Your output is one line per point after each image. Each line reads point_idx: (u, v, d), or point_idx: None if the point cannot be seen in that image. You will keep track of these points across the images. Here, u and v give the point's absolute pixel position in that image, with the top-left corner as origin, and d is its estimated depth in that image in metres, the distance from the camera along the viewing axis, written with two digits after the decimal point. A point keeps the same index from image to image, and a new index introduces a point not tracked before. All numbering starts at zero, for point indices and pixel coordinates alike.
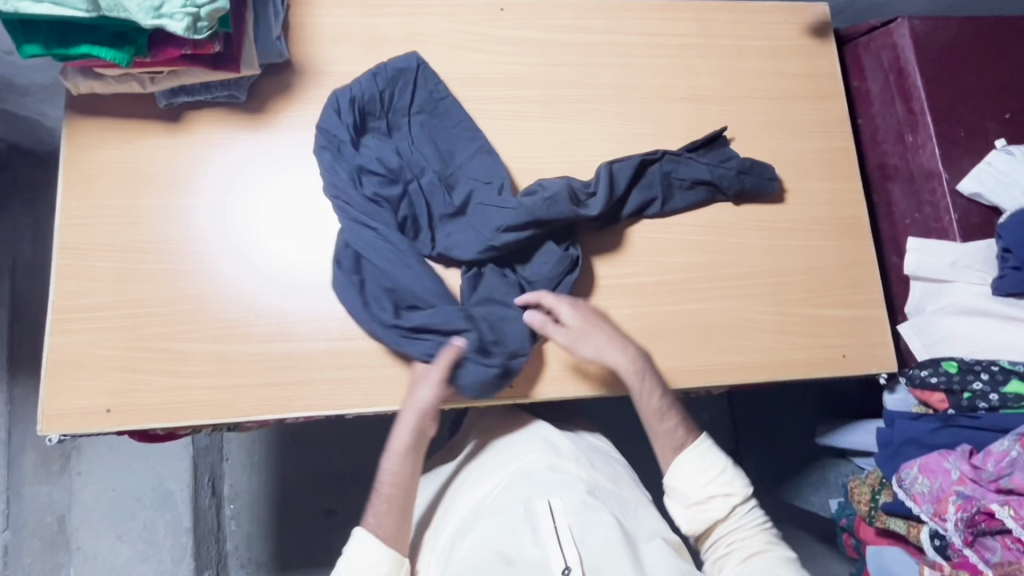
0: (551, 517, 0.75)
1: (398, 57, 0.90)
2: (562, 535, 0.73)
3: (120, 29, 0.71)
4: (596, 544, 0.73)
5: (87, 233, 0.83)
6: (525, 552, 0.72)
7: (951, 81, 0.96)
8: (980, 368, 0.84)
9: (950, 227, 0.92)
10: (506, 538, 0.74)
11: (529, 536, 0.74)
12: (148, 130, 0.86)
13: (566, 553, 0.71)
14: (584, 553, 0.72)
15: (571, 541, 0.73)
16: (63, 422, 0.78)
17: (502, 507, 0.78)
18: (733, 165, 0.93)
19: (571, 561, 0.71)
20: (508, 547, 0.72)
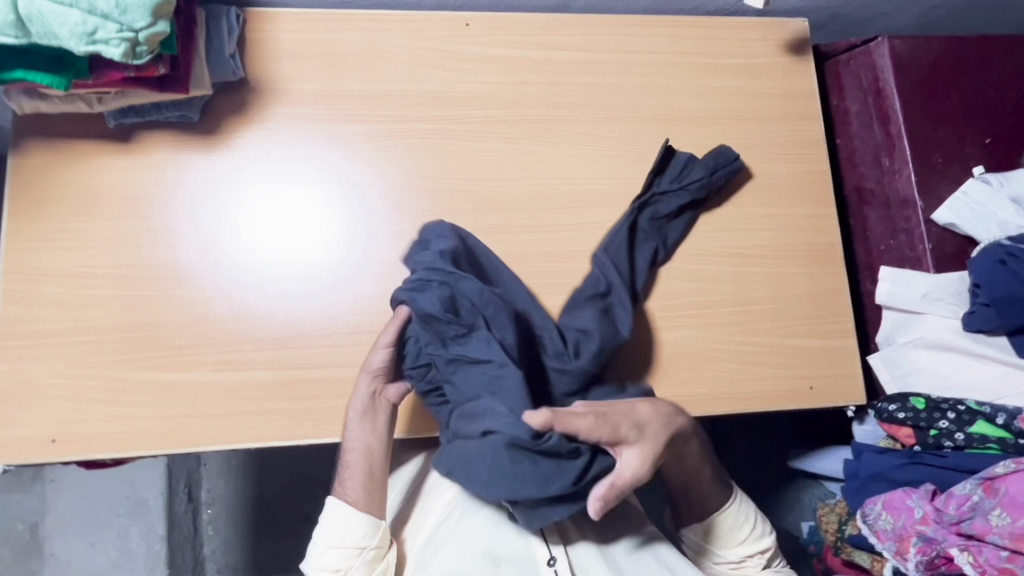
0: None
1: (434, 224, 0.83)
2: (548, 535, 0.77)
3: (57, 53, 0.69)
4: (578, 543, 0.78)
5: (33, 257, 0.81)
6: (510, 547, 0.76)
7: (931, 105, 0.93)
8: (947, 407, 0.82)
9: (924, 256, 0.90)
10: (490, 535, 0.77)
11: (517, 535, 0.77)
12: (99, 151, 0.84)
13: (552, 547, 0.76)
14: (569, 549, 0.77)
15: (555, 536, 0.77)
16: (8, 452, 0.77)
17: (485, 503, 0.79)
18: (704, 163, 0.91)
19: (555, 552, 0.76)
20: (496, 546, 0.76)
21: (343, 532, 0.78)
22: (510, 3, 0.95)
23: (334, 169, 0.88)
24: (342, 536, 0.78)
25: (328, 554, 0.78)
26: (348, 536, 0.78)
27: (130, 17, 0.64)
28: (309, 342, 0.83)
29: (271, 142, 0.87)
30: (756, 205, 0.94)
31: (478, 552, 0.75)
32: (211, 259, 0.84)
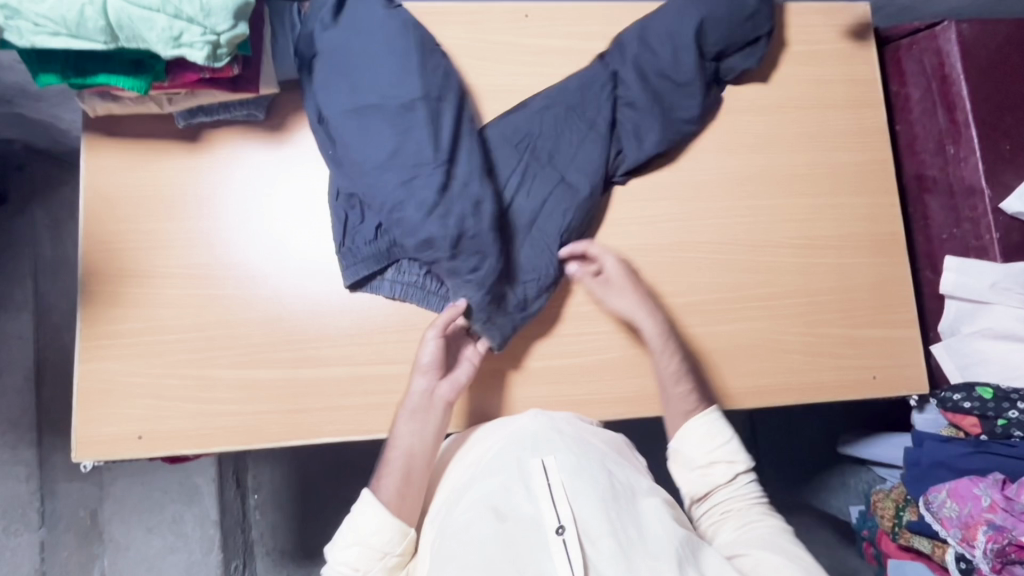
0: (543, 474, 0.69)
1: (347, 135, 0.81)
2: (557, 492, 0.67)
3: (137, 56, 0.69)
4: (591, 507, 0.66)
5: (110, 258, 0.83)
6: (517, 508, 0.66)
7: (998, 90, 0.91)
8: (1016, 397, 0.84)
9: (990, 245, 0.89)
10: (497, 493, 0.67)
11: (524, 492, 0.67)
12: (168, 150, 0.85)
13: (560, 511, 0.65)
14: (578, 510, 0.66)
15: (566, 499, 0.66)
16: (97, 448, 0.80)
17: (494, 464, 0.71)
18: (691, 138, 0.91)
19: (564, 517, 0.64)
20: (500, 500, 0.67)
21: (371, 520, 0.72)
22: None
23: None
24: (362, 533, 0.72)
25: (351, 550, 0.72)
26: (372, 533, 0.72)
27: (214, 20, 0.64)
28: (379, 338, 0.85)
29: None
30: (818, 195, 0.93)
31: (479, 504, 0.66)
32: (279, 257, 0.85)
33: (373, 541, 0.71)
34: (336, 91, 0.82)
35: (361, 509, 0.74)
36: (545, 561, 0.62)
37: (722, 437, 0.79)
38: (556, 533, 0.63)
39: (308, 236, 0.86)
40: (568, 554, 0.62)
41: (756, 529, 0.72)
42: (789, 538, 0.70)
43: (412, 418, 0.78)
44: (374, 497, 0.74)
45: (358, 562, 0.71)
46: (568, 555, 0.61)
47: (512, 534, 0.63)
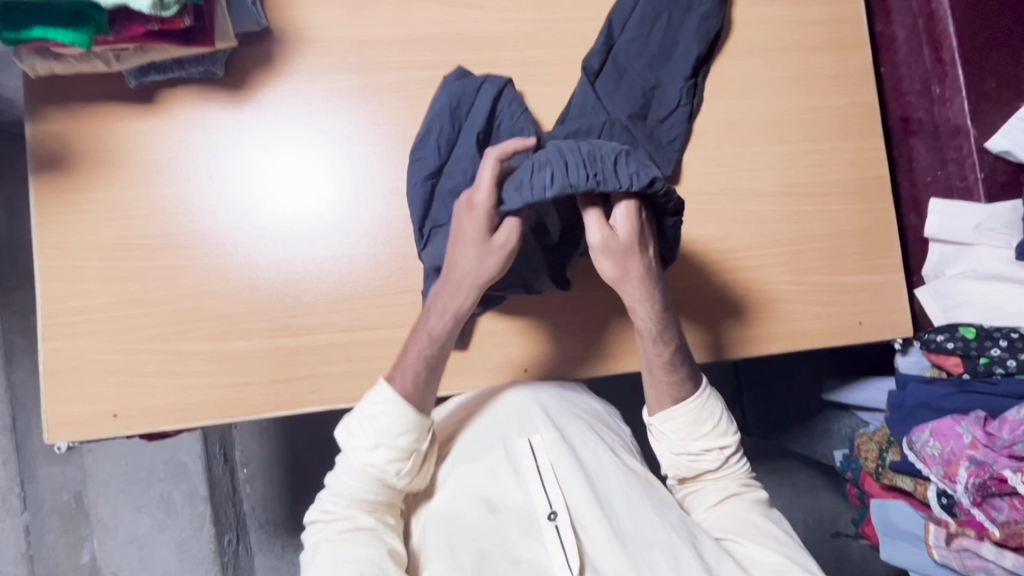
0: (531, 456, 0.73)
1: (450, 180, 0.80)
2: (546, 476, 0.72)
3: (76, 6, 0.63)
4: (580, 493, 0.70)
5: (66, 232, 0.78)
6: (509, 496, 0.71)
7: (986, 27, 0.88)
8: (999, 335, 0.85)
9: (975, 186, 0.89)
10: (488, 482, 0.72)
11: (516, 480, 0.72)
12: (120, 113, 0.79)
13: (551, 498, 0.70)
14: (570, 495, 0.70)
15: (556, 482, 0.71)
16: (71, 429, 0.77)
17: (480, 447, 0.75)
18: (681, 118, 0.87)
19: (557, 504, 0.69)
20: (492, 492, 0.71)
21: (394, 424, 0.69)
22: None
23: (363, 123, 0.83)
24: (388, 434, 0.69)
25: (377, 449, 0.69)
26: (396, 438, 0.69)
27: None
28: (358, 304, 0.82)
29: (297, 98, 0.82)
30: (804, 140, 0.91)
31: (471, 496, 0.72)
32: (251, 224, 0.81)
33: (398, 443, 0.69)
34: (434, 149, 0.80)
35: (383, 409, 0.69)
36: (539, 547, 0.68)
37: (707, 418, 0.76)
38: (549, 520, 0.69)
39: (280, 201, 0.81)
40: (560, 539, 0.67)
41: (732, 511, 0.75)
42: (759, 513, 0.75)
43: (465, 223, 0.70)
44: (394, 394, 0.70)
45: (383, 461, 0.69)
46: (561, 541, 0.67)
47: (508, 524, 0.69)
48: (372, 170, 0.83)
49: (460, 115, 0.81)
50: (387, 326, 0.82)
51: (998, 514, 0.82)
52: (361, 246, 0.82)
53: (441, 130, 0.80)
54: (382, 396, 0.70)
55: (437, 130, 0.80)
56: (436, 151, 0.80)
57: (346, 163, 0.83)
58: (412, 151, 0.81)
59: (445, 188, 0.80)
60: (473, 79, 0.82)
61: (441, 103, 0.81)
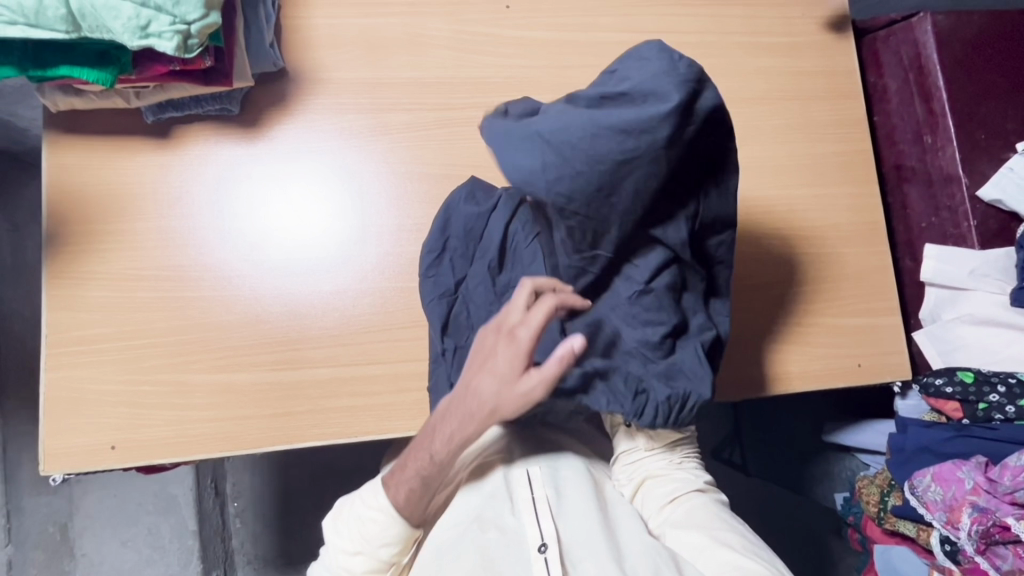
0: (527, 486, 0.70)
1: (428, 287, 0.78)
2: (540, 508, 0.67)
3: (102, 47, 0.66)
4: (573, 526, 0.66)
5: (76, 263, 0.79)
6: (501, 521, 0.67)
7: (972, 81, 0.92)
8: (997, 380, 0.85)
9: (968, 233, 0.91)
10: (483, 505, 0.69)
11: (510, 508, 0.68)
12: (137, 147, 0.81)
13: (542, 528, 0.65)
14: (562, 529, 0.66)
15: (549, 514, 0.67)
16: (68, 461, 0.76)
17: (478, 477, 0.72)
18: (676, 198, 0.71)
19: (548, 536, 0.64)
20: (487, 512, 0.68)
21: (382, 531, 0.67)
22: None
23: (373, 161, 0.85)
24: (371, 542, 0.68)
25: (358, 555, 0.68)
26: (381, 546, 0.68)
27: (184, 8, 0.61)
28: (360, 339, 0.82)
29: (307, 136, 0.84)
30: (802, 185, 0.94)
31: (466, 519, 0.68)
32: (258, 257, 0.82)
33: (378, 553, 0.68)
34: (439, 265, 0.78)
35: (376, 514, 0.67)
36: None
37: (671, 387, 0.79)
38: (538, 552, 0.63)
39: (287, 234, 0.83)
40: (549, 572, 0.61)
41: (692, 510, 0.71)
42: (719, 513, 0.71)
43: (501, 327, 0.67)
44: (386, 501, 0.67)
45: (363, 569, 0.69)
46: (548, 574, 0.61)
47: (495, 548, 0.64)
48: (379, 207, 0.85)
49: (477, 243, 0.78)
50: (390, 361, 0.82)
51: (1003, 563, 0.81)
52: (365, 282, 0.83)
53: (454, 250, 0.78)
54: (376, 501, 0.68)
55: (451, 252, 0.79)
56: (452, 272, 0.78)
57: (352, 202, 0.84)
58: (426, 269, 0.78)
59: (461, 320, 0.77)
60: (487, 198, 0.80)
61: (458, 228, 0.79)
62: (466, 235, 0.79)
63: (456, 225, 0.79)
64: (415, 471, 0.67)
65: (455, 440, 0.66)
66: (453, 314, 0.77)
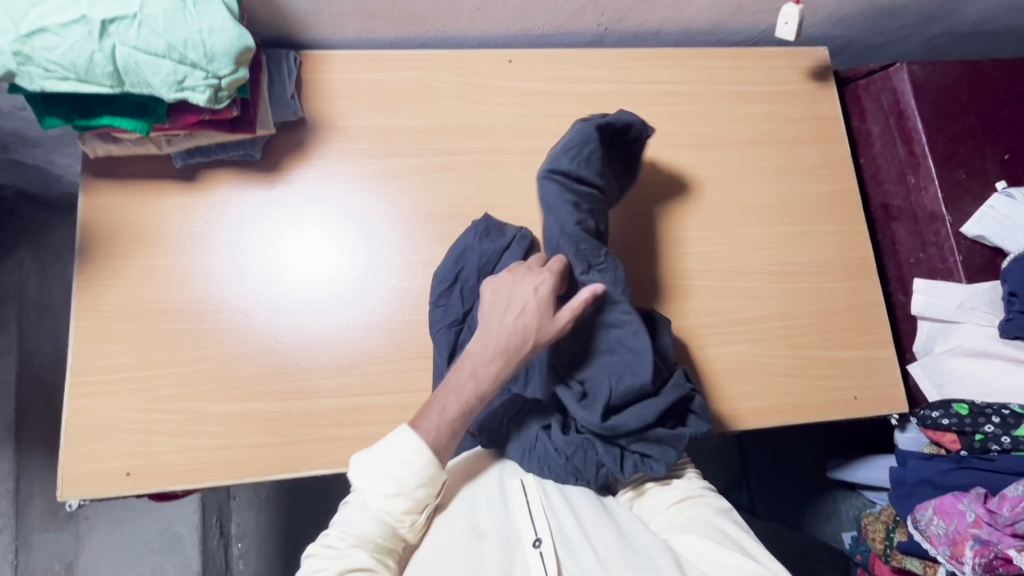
0: (521, 492, 0.74)
1: (434, 313, 0.82)
2: (534, 509, 0.72)
3: (141, 99, 0.72)
4: (567, 525, 0.71)
5: (104, 295, 0.84)
6: (497, 524, 0.71)
7: (949, 126, 0.98)
8: (991, 411, 0.86)
9: (955, 268, 0.94)
10: (478, 510, 0.73)
11: (504, 512, 0.73)
12: (165, 189, 0.87)
13: (536, 525, 0.71)
14: (556, 526, 0.71)
15: (544, 512, 0.72)
16: (84, 486, 0.79)
17: (475, 483, 0.77)
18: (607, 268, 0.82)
19: (543, 532, 0.70)
20: (481, 517, 0.72)
21: (412, 472, 0.68)
22: (550, 39, 1.00)
23: (384, 203, 0.91)
24: (404, 482, 0.68)
25: (391, 490, 0.68)
26: (413, 487, 0.68)
27: (217, 65, 0.68)
28: (366, 370, 0.86)
29: (325, 181, 0.91)
30: (793, 223, 0.98)
31: (460, 523, 0.72)
32: (273, 294, 0.86)
33: (413, 493, 0.68)
34: (449, 295, 0.83)
35: (405, 457, 0.68)
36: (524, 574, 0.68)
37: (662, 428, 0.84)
38: (533, 547, 0.69)
39: (302, 271, 0.88)
40: (544, 566, 0.67)
41: (694, 514, 0.75)
42: (719, 517, 0.74)
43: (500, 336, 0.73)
44: (421, 443, 0.69)
45: (401, 509, 0.68)
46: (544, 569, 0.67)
47: (493, 550, 0.69)
48: (388, 245, 0.90)
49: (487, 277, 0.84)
50: (395, 391, 0.85)
51: None
52: (373, 316, 0.87)
53: (466, 282, 0.83)
54: (411, 443, 0.69)
55: (462, 283, 0.83)
56: (460, 303, 0.83)
57: (364, 241, 0.90)
58: (436, 298, 0.83)
59: (465, 350, 0.82)
60: (500, 236, 0.85)
61: (471, 268, 0.83)
62: (483, 273, 0.84)
63: (469, 262, 0.83)
64: (446, 413, 0.71)
65: (480, 379, 0.72)
66: (459, 343, 0.82)
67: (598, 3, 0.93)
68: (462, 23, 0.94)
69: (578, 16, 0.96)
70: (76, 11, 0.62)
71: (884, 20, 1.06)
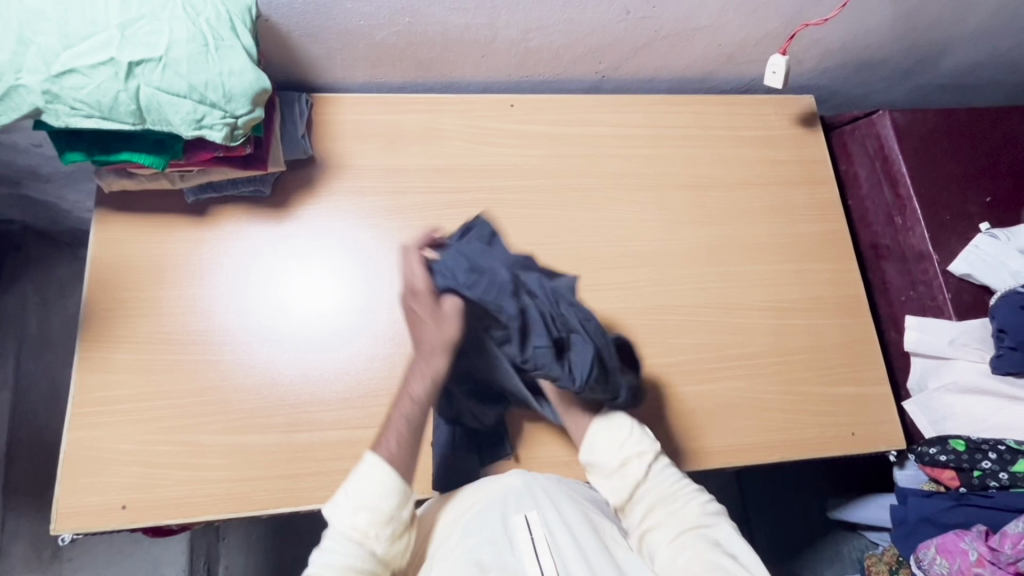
0: (527, 529, 0.72)
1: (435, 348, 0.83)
2: (541, 547, 0.70)
3: (159, 137, 0.75)
4: (574, 565, 0.68)
5: (110, 326, 0.85)
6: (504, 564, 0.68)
7: (932, 170, 1.02)
8: (987, 447, 0.87)
9: (944, 305, 0.96)
10: (483, 547, 0.69)
11: (509, 548, 0.70)
12: (176, 223, 0.90)
13: (543, 564, 0.68)
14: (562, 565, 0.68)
15: (549, 551, 0.69)
16: (77, 520, 0.77)
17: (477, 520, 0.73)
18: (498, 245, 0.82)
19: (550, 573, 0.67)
20: (485, 553, 0.68)
21: (376, 492, 0.67)
22: (551, 85, 1.05)
23: (389, 239, 0.93)
24: (371, 499, 0.67)
25: (359, 514, 0.67)
26: (379, 500, 0.67)
27: (235, 105, 0.71)
28: (367, 404, 0.86)
29: (330, 216, 0.93)
30: (786, 260, 1.01)
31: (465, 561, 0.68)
32: (278, 326, 0.88)
33: (378, 506, 0.67)
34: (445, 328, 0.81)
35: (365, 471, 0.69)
36: None
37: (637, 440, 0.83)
38: None
39: (306, 304, 0.89)
40: None
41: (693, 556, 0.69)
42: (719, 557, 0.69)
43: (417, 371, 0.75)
44: (381, 462, 0.69)
45: (367, 531, 0.66)
46: None
47: None
48: (391, 279, 0.92)
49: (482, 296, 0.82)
50: None
51: None
52: (374, 348, 0.88)
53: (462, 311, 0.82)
54: (372, 468, 0.69)
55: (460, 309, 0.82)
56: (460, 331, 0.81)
57: (367, 275, 0.92)
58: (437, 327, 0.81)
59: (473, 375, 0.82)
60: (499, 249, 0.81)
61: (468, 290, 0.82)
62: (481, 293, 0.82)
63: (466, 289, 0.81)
64: (396, 438, 0.71)
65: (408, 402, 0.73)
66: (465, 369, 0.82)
67: (596, 52, 0.98)
68: (467, 69, 0.99)
69: (577, 64, 1.01)
70: (106, 54, 0.66)
71: (867, 71, 1.11)
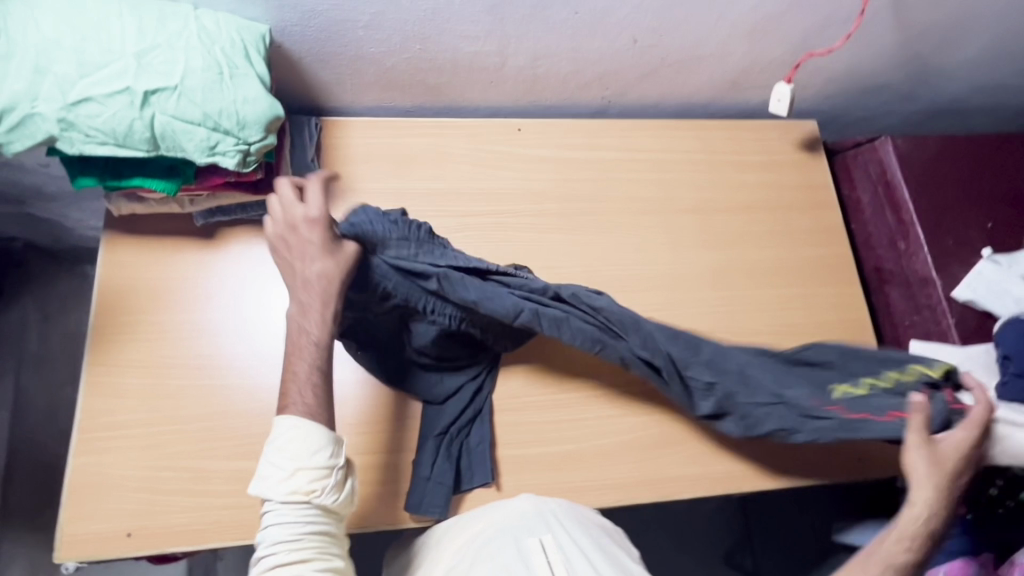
0: (542, 554, 0.72)
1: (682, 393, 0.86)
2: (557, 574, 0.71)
3: (171, 162, 0.75)
4: None
5: (116, 350, 0.84)
6: None
7: (935, 195, 1.03)
8: (994, 474, 0.88)
9: (949, 329, 0.98)
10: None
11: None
12: (184, 246, 0.90)
13: None
14: None
15: None
16: (81, 548, 0.76)
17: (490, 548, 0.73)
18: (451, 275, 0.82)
19: None
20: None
21: (302, 450, 0.65)
22: (558, 109, 1.06)
23: None
24: (303, 455, 0.65)
25: (293, 477, 0.65)
26: (314, 456, 0.65)
27: (248, 132, 0.71)
28: (372, 429, 0.85)
29: None
30: (791, 285, 1.02)
31: None
32: (283, 349, 0.87)
33: (314, 462, 0.65)
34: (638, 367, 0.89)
35: (289, 436, 0.66)
36: None
37: None
38: None
39: None
40: None
41: None
42: None
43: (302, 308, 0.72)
44: (299, 422, 0.66)
45: (307, 488, 0.65)
46: None
47: None
48: None
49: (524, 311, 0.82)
50: (399, 450, 0.85)
51: None
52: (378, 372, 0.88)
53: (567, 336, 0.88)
54: (291, 431, 0.66)
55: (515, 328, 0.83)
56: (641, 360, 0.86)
57: None
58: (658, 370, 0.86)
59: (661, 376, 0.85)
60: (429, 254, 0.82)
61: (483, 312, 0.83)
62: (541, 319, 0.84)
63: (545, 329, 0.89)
64: (305, 372, 0.69)
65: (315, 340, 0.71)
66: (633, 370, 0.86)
67: (604, 78, 1.00)
68: (475, 95, 1.00)
69: (584, 89, 1.02)
70: (121, 83, 0.66)
71: (868, 97, 1.13)
